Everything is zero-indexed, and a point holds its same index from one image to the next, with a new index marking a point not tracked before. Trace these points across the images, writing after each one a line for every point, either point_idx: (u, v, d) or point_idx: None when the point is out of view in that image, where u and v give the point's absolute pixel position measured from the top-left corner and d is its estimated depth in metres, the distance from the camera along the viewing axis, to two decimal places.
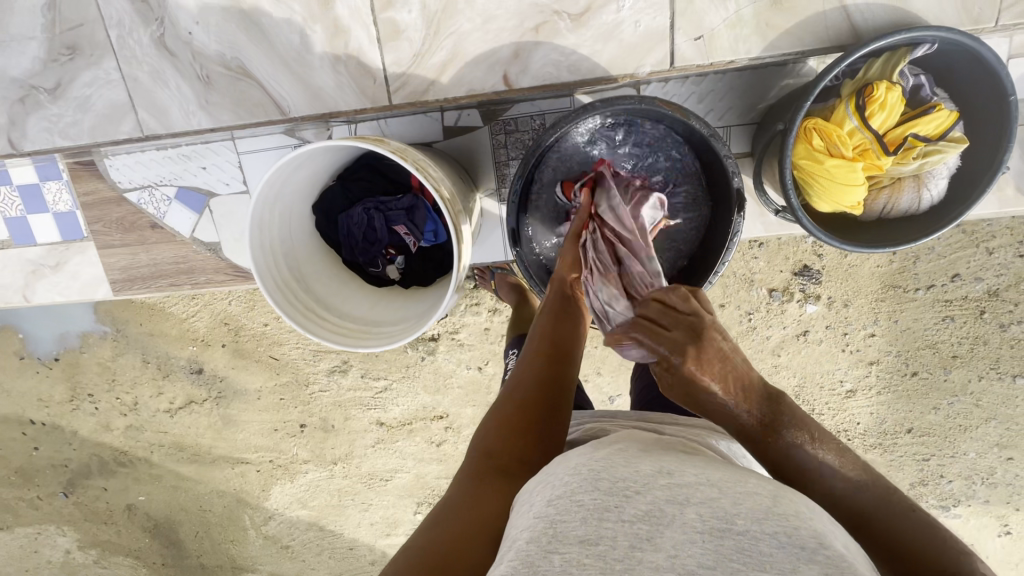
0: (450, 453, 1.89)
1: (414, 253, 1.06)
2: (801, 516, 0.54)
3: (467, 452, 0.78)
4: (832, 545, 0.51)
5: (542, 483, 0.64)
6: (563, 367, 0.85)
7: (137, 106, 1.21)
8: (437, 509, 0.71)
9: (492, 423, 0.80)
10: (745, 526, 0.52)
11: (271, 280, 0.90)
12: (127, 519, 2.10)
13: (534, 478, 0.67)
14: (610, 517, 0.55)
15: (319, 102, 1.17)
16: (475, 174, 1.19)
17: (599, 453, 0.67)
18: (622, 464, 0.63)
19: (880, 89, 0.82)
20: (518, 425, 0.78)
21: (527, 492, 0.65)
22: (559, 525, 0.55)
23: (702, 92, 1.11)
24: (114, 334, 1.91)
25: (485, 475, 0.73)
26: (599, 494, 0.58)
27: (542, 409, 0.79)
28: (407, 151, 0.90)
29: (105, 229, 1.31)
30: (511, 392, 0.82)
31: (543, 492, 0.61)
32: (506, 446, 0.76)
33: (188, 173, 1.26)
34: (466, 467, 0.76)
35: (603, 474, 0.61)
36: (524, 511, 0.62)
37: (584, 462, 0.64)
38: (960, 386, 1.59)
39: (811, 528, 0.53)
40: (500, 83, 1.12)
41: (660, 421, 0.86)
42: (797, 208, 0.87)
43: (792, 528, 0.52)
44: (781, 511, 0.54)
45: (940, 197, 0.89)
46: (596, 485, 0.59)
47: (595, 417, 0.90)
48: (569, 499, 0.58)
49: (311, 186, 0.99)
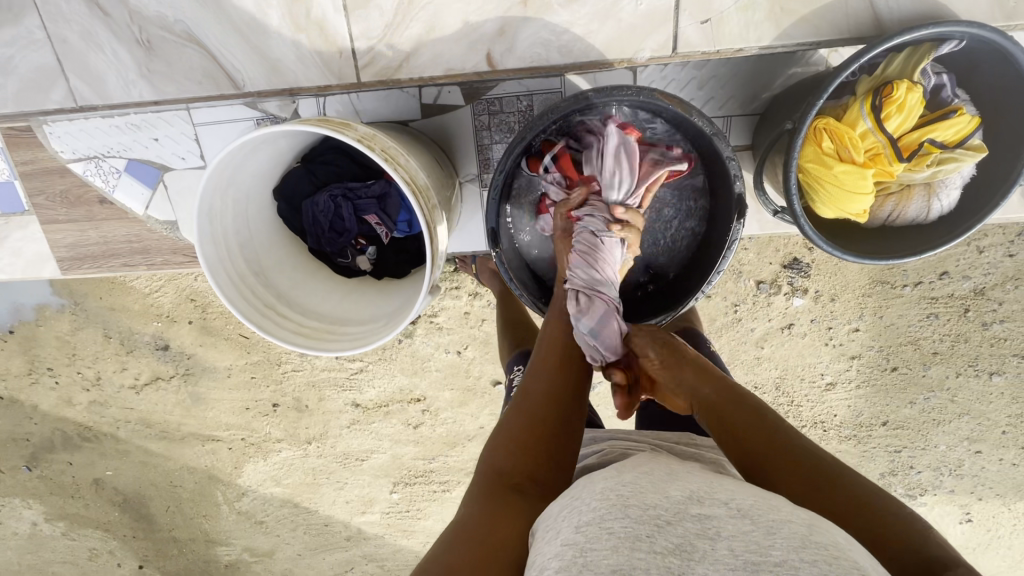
0: (426, 435, 1.86)
1: (387, 244, 0.99)
2: (839, 547, 0.51)
3: (475, 471, 0.73)
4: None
5: (569, 507, 0.60)
6: (577, 378, 0.81)
7: (68, 72, 1.08)
8: (446, 533, 0.66)
9: (501, 438, 0.75)
10: (781, 557, 0.48)
11: (226, 275, 0.81)
12: (95, 494, 2.03)
13: (558, 502, 0.63)
14: (642, 547, 0.51)
15: (279, 77, 1.06)
16: (454, 158, 1.10)
17: (624, 477, 0.64)
18: (649, 489, 0.60)
19: (899, 89, 0.76)
20: (534, 442, 0.73)
21: (550, 518, 0.61)
22: (588, 555, 0.51)
23: (703, 78, 1.02)
24: (72, 307, 1.80)
25: (498, 494, 0.68)
26: (629, 522, 0.54)
27: (557, 424, 0.75)
28: (376, 136, 0.80)
29: (48, 202, 1.19)
30: (521, 405, 0.78)
31: (570, 519, 0.58)
32: (519, 463, 0.71)
33: (138, 144, 1.14)
34: (477, 487, 0.71)
35: (631, 500, 0.57)
36: (549, 538, 0.57)
37: (612, 488, 0.61)
38: (937, 382, 1.59)
39: (851, 560, 0.50)
40: (483, 62, 1.02)
41: (677, 441, 0.87)
42: (799, 214, 0.81)
43: (830, 556, 0.48)
44: (819, 541, 0.51)
45: (950, 207, 0.84)
46: (625, 513, 0.56)
47: (611, 437, 0.87)
48: (599, 526, 0.54)
49: (271, 166, 0.90)
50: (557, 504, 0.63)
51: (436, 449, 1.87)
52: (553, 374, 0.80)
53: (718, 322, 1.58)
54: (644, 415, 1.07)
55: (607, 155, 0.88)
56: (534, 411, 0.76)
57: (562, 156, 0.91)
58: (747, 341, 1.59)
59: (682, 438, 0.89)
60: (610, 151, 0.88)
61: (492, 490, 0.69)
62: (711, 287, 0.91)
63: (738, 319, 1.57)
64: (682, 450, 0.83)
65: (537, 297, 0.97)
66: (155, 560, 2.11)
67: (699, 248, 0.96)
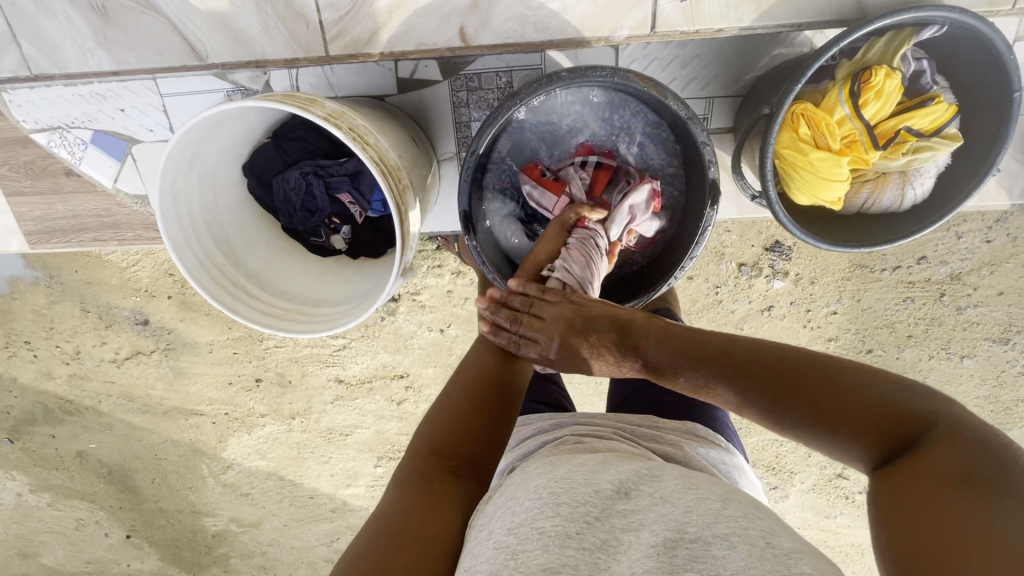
0: (409, 411, 1.87)
1: (361, 223, 0.96)
2: (750, 517, 0.55)
3: (409, 451, 0.74)
4: (780, 542, 0.52)
5: (504, 507, 0.62)
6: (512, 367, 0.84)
7: (20, 38, 1.03)
8: (376, 511, 0.66)
9: (440, 416, 0.77)
10: (697, 532, 0.53)
11: (191, 254, 0.80)
12: (79, 466, 2.03)
13: (495, 500, 0.65)
14: (571, 545, 0.53)
15: (242, 48, 1.01)
16: (432, 137, 1.08)
17: (559, 472, 0.66)
18: (581, 483, 0.63)
19: (878, 75, 0.74)
20: (473, 426, 0.76)
21: (485, 517, 0.63)
22: (519, 556, 0.54)
23: (685, 57, 1.00)
24: (47, 280, 1.76)
25: (434, 470, 0.70)
26: (560, 520, 0.56)
27: (490, 403, 0.78)
28: (345, 114, 0.78)
29: (12, 174, 1.16)
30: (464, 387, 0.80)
31: (503, 520, 0.60)
32: (455, 444, 0.74)
33: (104, 115, 1.10)
34: (408, 466, 0.72)
35: (563, 498, 0.60)
36: (483, 539, 0.60)
37: (545, 486, 0.63)
38: (910, 363, 1.63)
39: (759, 527, 0.54)
40: (456, 38, 0.98)
41: (636, 424, 0.90)
42: (773, 200, 0.80)
43: (741, 527, 0.53)
44: (730, 513, 0.55)
45: (925, 195, 0.84)
46: (556, 511, 0.58)
47: (573, 423, 0.88)
48: (530, 527, 0.57)
49: (238, 141, 0.87)
50: (493, 502, 0.65)
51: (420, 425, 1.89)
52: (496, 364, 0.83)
53: (698, 303, 1.59)
54: (615, 400, 1.09)
55: (630, 200, 0.91)
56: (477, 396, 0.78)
57: (597, 168, 0.96)
58: (727, 322, 1.61)
59: (646, 421, 0.91)
60: (635, 195, 0.91)
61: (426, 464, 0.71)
62: (683, 274, 0.91)
63: (719, 300, 1.59)
64: (644, 434, 0.86)
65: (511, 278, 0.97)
66: (143, 530, 2.14)
67: (673, 235, 0.96)
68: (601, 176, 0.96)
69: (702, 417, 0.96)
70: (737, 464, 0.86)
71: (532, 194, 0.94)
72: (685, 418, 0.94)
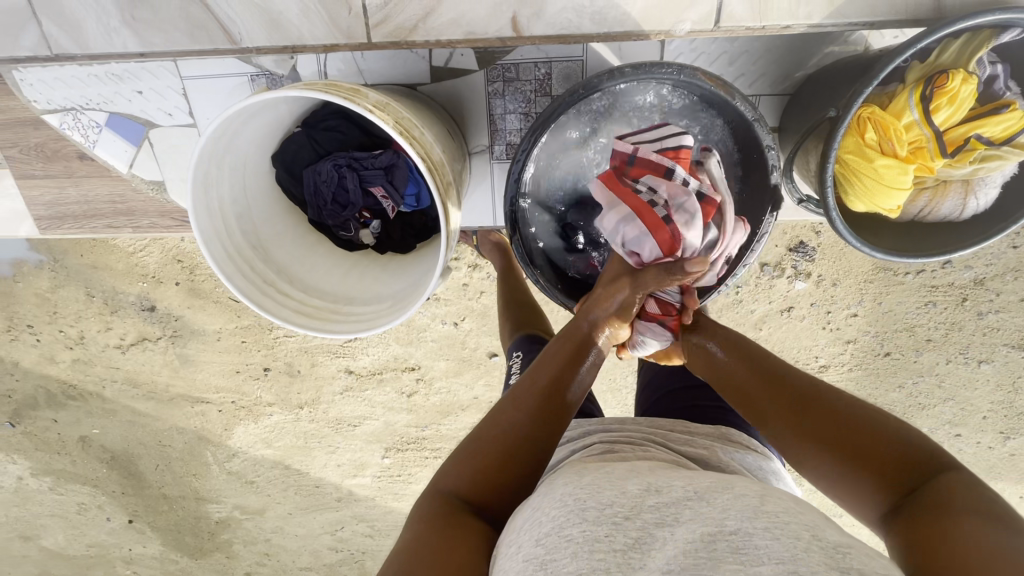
0: (420, 404, 1.85)
1: (392, 218, 0.94)
2: (791, 513, 0.53)
3: (423, 491, 0.71)
4: (826, 535, 0.50)
5: (531, 519, 0.59)
6: (553, 424, 0.75)
7: (40, 15, 0.97)
8: (396, 547, 0.63)
9: (466, 463, 0.71)
10: (736, 526, 0.51)
11: (221, 249, 0.76)
12: (82, 451, 2.00)
13: (520, 515, 0.62)
14: (602, 547, 0.51)
15: (278, 33, 0.96)
16: (465, 129, 1.04)
17: (583, 480, 0.64)
18: (607, 488, 0.60)
19: (955, 80, 0.71)
20: (500, 476, 0.69)
21: (514, 531, 0.60)
22: (550, 566, 0.51)
23: (734, 53, 0.97)
24: (51, 263, 1.72)
25: (455, 512, 0.66)
26: (587, 525, 0.54)
27: (523, 454, 0.71)
28: (389, 105, 0.74)
29: (23, 156, 1.11)
30: (491, 437, 0.73)
31: (531, 531, 0.57)
32: (480, 488, 0.68)
33: (121, 97, 1.05)
34: (421, 506, 0.68)
35: (589, 503, 0.57)
36: (510, 554, 0.56)
37: (570, 493, 0.61)
38: (927, 367, 1.61)
39: (801, 522, 0.52)
40: (507, 27, 0.94)
41: (670, 429, 0.87)
42: (832, 208, 0.78)
43: (783, 523, 0.51)
44: (770, 510, 0.54)
45: (988, 206, 0.81)
46: (583, 516, 0.55)
47: (602, 430, 0.85)
48: (558, 535, 0.54)
49: (270, 131, 0.83)
50: (520, 515, 0.62)
51: (429, 417, 1.87)
52: (528, 415, 0.74)
53: (720, 302, 1.57)
54: (644, 401, 1.06)
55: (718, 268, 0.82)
56: (512, 447, 0.71)
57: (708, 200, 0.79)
58: (746, 323, 1.60)
59: (677, 426, 0.88)
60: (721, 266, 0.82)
61: (444, 506, 0.67)
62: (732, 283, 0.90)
63: (740, 300, 1.58)
64: (676, 439, 0.84)
65: (553, 282, 0.92)
66: (145, 516, 2.12)
67: None
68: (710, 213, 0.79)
69: (736, 421, 0.93)
70: (774, 469, 0.83)
71: (630, 228, 0.77)
72: (718, 422, 0.91)
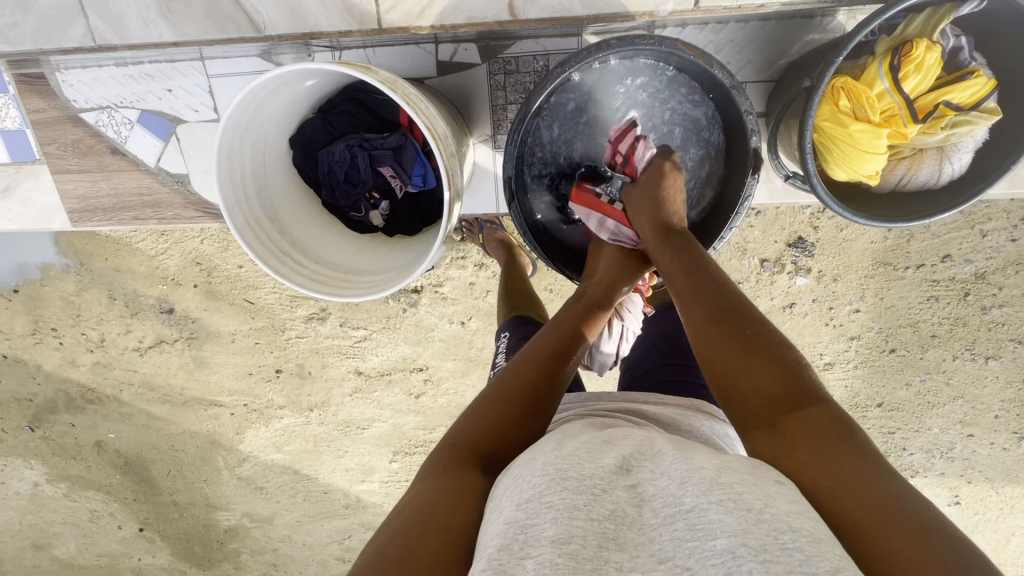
0: (428, 405, 1.87)
1: (400, 198, 0.99)
2: (744, 482, 0.55)
3: (433, 449, 0.73)
4: (776, 504, 0.52)
5: (512, 484, 0.62)
6: (556, 387, 0.77)
7: (88, 10, 1.07)
8: (400, 505, 0.65)
9: (480, 414, 0.74)
10: (691, 502, 0.53)
11: (242, 218, 0.82)
12: (97, 456, 2.05)
13: (504, 481, 0.64)
14: (580, 516, 0.53)
15: (299, 21, 1.05)
16: (470, 118, 1.11)
17: (564, 449, 0.65)
18: (586, 460, 0.62)
19: (919, 48, 0.79)
20: (511, 433, 0.72)
21: (497, 499, 0.62)
22: (529, 531, 0.53)
23: (719, 42, 1.04)
24: (77, 267, 1.80)
25: (462, 467, 0.68)
26: (567, 493, 0.56)
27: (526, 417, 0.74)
28: (397, 82, 0.81)
29: (61, 152, 1.20)
30: (498, 396, 0.75)
31: (511, 499, 0.59)
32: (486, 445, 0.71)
33: (152, 95, 1.14)
34: (433, 461, 0.70)
35: (568, 473, 0.59)
36: (493, 519, 0.58)
37: (552, 463, 0.61)
38: (934, 364, 1.60)
39: (754, 492, 0.54)
40: (505, 11, 1.01)
41: (642, 401, 0.88)
42: (814, 175, 0.83)
43: (736, 493, 0.53)
44: (726, 480, 0.55)
45: (962, 171, 0.88)
46: (563, 485, 0.57)
47: (582, 404, 0.87)
48: (539, 502, 0.56)
49: (288, 112, 0.90)
50: (503, 483, 0.64)
51: (437, 419, 1.89)
52: (536, 375, 0.77)
53: None
54: (628, 374, 1.08)
55: None
56: (518, 409, 0.74)
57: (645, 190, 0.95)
58: None
59: (652, 399, 0.88)
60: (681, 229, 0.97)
61: (459, 462, 0.69)
62: (723, 245, 0.93)
63: None
64: (646, 408, 0.84)
65: (548, 250, 0.99)
66: (156, 523, 2.14)
67: (710, 210, 0.97)
68: (634, 194, 0.90)
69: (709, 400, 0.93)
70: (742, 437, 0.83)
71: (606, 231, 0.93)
72: (692, 396, 0.93)
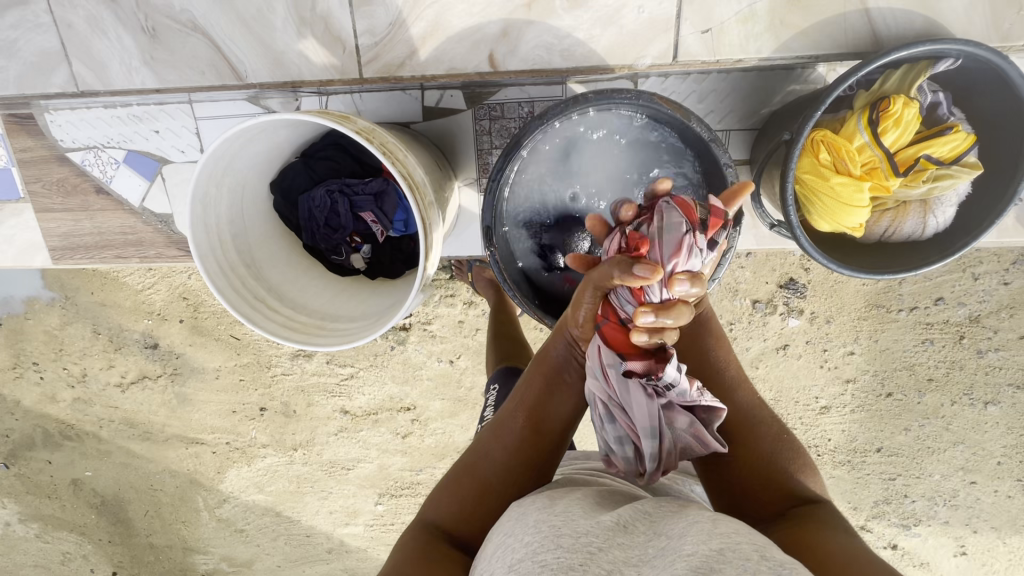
0: (415, 445, 1.82)
1: (382, 242, 0.99)
2: (742, 533, 0.53)
3: (411, 520, 0.73)
4: (773, 555, 0.50)
5: (502, 545, 0.58)
6: (532, 456, 0.74)
7: (70, 57, 1.09)
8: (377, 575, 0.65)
9: (455, 484, 0.73)
10: (692, 548, 0.50)
11: (216, 264, 0.80)
12: (72, 495, 1.97)
13: (494, 540, 0.60)
14: None
15: (280, 70, 1.07)
16: (455, 161, 1.12)
17: (557, 506, 0.61)
18: (581, 516, 0.58)
19: (897, 104, 0.80)
20: (488, 506, 0.71)
21: (486, 561, 0.58)
22: None
23: (702, 92, 1.06)
24: (62, 301, 1.78)
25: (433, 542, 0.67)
26: (561, 552, 0.51)
27: (500, 491, 0.72)
28: (375, 131, 0.81)
29: (45, 191, 1.19)
30: (472, 466, 0.74)
31: (503, 559, 0.55)
32: (459, 520, 0.70)
33: (139, 136, 1.15)
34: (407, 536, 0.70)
35: (563, 530, 0.55)
36: None
37: (545, 519, 0.58)
38: (932, 409, 1.57)
39: (750, 542, 0.52)
40: (485, 63, 1.04)
41: None
42: (796, 225, 0.82)
43: (734, 542, 0.50)
44: (722, 531, 0.53)
45: (946, 223, 0.88)
46: (557, 543, 0.53)
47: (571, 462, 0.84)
48: (532, 561, 0.52)
49: (267, 157, 0.89)
50: (492, 543, 0.60)
51: (424, 460, 1.83)
52: (513, 444, 0.75)
53: None
54: None
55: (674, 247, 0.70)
56: (494, 483, 0.72)
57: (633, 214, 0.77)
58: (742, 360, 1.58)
59: None
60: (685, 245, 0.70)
61: (426, 536, 0.69)
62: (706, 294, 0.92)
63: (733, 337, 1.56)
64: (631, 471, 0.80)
65: (530, 297, 0.98)
66: (130, 567, 2.05)
67: None
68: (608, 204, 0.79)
69: None
70: None
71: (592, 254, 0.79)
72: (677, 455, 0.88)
